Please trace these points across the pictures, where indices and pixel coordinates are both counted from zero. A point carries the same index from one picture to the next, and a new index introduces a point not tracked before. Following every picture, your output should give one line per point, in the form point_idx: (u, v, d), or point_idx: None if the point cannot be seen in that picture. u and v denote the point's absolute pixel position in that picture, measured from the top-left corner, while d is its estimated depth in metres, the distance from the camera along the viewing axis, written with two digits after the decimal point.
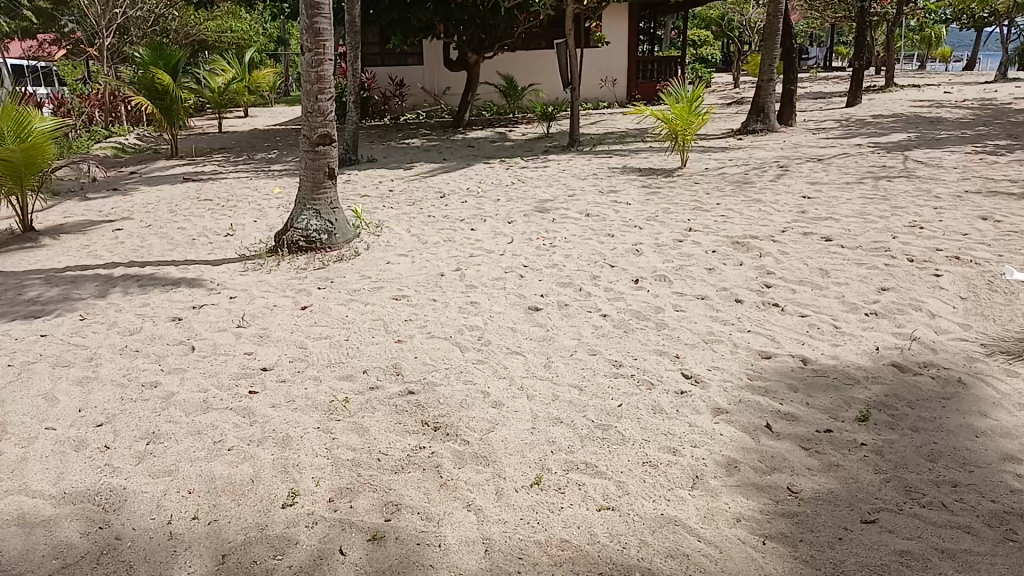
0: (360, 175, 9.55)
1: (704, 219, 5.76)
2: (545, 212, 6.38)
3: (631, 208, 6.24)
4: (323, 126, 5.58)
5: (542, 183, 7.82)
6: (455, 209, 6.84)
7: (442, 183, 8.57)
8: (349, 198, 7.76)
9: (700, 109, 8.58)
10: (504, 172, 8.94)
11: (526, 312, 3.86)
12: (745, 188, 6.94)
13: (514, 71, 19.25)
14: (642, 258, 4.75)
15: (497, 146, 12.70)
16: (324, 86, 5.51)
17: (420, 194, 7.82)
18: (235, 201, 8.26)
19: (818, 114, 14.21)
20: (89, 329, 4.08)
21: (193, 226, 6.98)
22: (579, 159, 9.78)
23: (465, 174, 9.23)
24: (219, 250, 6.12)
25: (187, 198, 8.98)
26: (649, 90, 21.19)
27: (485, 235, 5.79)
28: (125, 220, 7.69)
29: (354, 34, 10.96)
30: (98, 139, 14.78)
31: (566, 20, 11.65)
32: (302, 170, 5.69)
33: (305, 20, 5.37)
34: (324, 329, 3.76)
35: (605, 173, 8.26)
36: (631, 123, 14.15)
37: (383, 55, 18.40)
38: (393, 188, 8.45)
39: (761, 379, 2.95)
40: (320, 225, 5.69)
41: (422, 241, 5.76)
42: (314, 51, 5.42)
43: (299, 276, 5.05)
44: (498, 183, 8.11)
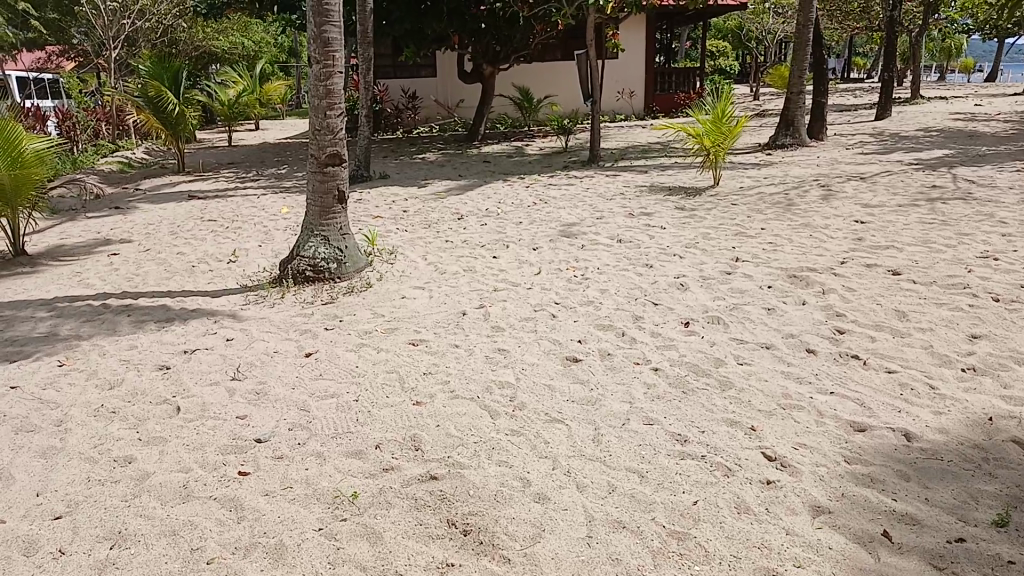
0: (372, 194, 9.09)
1: (750, 247, 5.25)
2: (573, 237, 5.88)
3: (667, 234, 5.74)
4: (333, 145, 5.10)
5: (566, 203, 7.33)
6: (475, 232, 6.35)
7: (459, 203, 8.09)
8: (360, 219, 7.29)
9: (733, 124, 8.08)
10: (524, 191, 8.46)
11: (563, 363, 3.34)
12: (788, 211, 6.42)
13: (530, 83, 18.79)
14: (688, 294, 4.23)
15: (514, 161, 12.22)
16: (334, 101, 5.04)
17: (436, 215, 7.35)
18: (239, 222, 7.81)
19: (848, 128, 13.67)
20: (65, 379, 3.59)
21: (194, 250, 6.52)
22: (602, 176, 9.29)
23: (483, 192, 8.76)
24: (219, 279, 5.65)
25: (191, 217, 8.55)
26: (668, 102, 20.65)
27: (509, 264, 5.29)
28: (122, 242, 7.25)
29: (367, 46, 10.53)
30: (104, 153, 14.42)
31: (588, 31, 11.17)
32: (310, 193, 5.21)
33: (313, 28, 4.89)
34: (330, 384, 3.25)
35: (632, 193, 7.77)
36: (652, 137, 13.64)
37: (395, 67, 17.97)
38: (406, 207, 7.98)
39: (861, 464, 2.44)
40: (328, 253, 5.20)
41: (440, 271, 5.25)
42: (322, 62, 4.94)
43: (304, 311, 4.57)
44: (518, 203, 7.63)
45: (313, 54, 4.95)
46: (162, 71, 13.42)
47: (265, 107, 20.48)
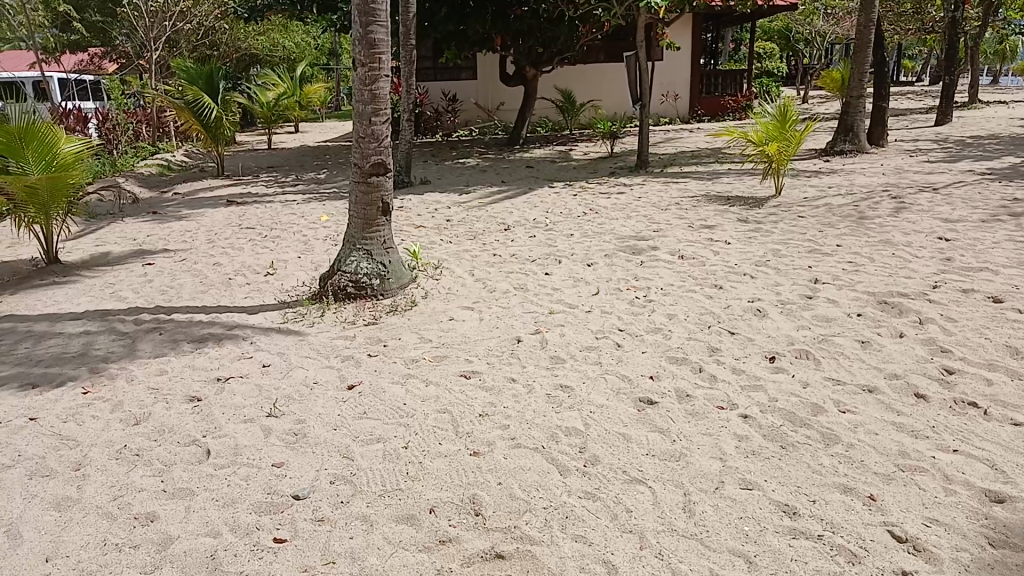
0: (415, 201, 8.79)
1: (828, 266, 4.82)
2: (631, 252, 5.50)
3: (734, 250, 5.33)
4: (377, 153, 4.77)
5: (619, 213, 6.95)
6: (525, 244, 5.99)
7: (505, 211, 7.74)
8: (403, 228, 6.98)
9: (796, 130, 7.63)
10: (573, 199, 8.09)
11: (636, 404, 2.96)
12: (862, 226, 5.97)
13: (572, 85, 18.41)
14: (766, 323, 3.83)
15: (558, 166, 11.85)
16: (380, 107, 4.72)
17: (482, 225, 7.01)
18: (278, 230, 7.56)
19: (908, 133, 13.06)
20: (89, 410, 3.32)
21: (232, 260, 6.27)
22: (653, 183, 8.89)
23: (529, 200, 8.41)
24: (256, 293, 5.37)
25: (229, 224, 8.33)
26: (714, 106, 20.04)
27: (563, 281, 4.92)
28: (158, 251, 7.04)
29: (409, 48, 10.25)
30: (144, 156, 14.38)
31: (637, 32, 10.77)
32: (352, 205, 4.89)
33: (359, 28, 4.57)
34: (375, 423, 2.92)
35: (688, 202, 7.35)
36: (701, 142, 13.17)
37: (436, 69, 17.70)
38: (450, 216, 7.66)
39: (1012, 550, 2.04)
40: (371, 269, 4.87)
41: (489, 288, 4.90)
42: (368, 64, 4.62)
43: (345, 332, 4.25)
44: (568, 212, 7.27)
45: (357, 55, 4.62)
46: (198, 73, 13.36)
47: (305, 109, 20.38)
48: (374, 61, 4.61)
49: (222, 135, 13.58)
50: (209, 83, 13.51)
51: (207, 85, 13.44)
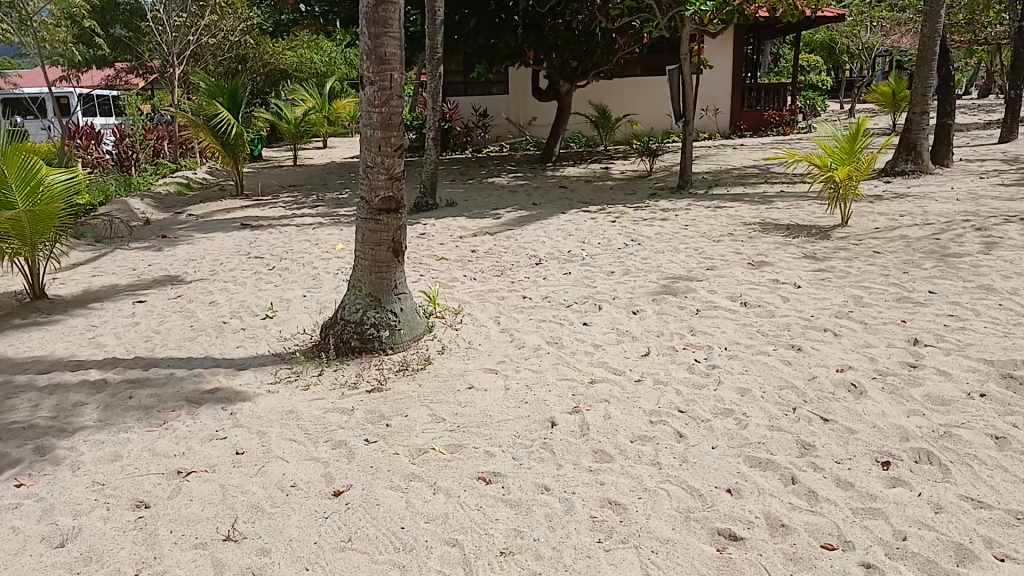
0: (438, 227, 8.09)
1: (926, 323, 4.02)
2: (684, 294, 4.72)
3: (805, 298, 4.53)
4: (388, 187, 4.07)
5: (667, 244, 6.17)
6: (559, 283, 5.23)
7: (535, 239, 7.00)
8: (422, 262, 6.28)
9: (865, 152, 6.83)
10: (611, 225, 7.32)
11: (714, 543, 2.20)
12: (952, 265, 5.15)
13: (608, 100, 17.69)
14: (867, 408, 3.05)
15: (594, 187, 11.09)
16: (392, 132, 4.02)
17: (510, 256, 6.26)
18: (288, 260, 6.90)
19: (973, 152, 12.10)
20: (10, 516, 2.64)
21: (230, 298, 5.60)
22: (700, 207, 8.11)
23: (564, 226, 7.66)
24: (251, 341, 4.69)
25: (237, 251, 7.70)
26: (756, 120, 19.10)
27: (605, 333, 4.15)
28: (155, 284, 6.41)
29: (435, 61, 9.58)
30: (164, 174, 13.94)
31: (681, 43, 9.99)
32: (359, 247, 4.18)
33: (368, 41, 3.88)
34: (362, 561, 2.19)
35: (742, 233, 6.55)
36: (747, 161, 12.34)
37: (467, 84, 17.05)
38: (476, 245, 6.94)
39: None
40: (379, 319, 4.15)
41: (517, 341, 4.15)
42: (378, 83, 3.93)
43: (343, 401, 3.54)
44: (607, 241, 6.49)
45: (366, 73, 3.94)
46: (218, 89, 12.78)
47: (333, 125, 19.90)
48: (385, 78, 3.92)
49: (243, 154, 13.01)
50: (231, 101, 12.92)
51: (228, 101, 12.86)
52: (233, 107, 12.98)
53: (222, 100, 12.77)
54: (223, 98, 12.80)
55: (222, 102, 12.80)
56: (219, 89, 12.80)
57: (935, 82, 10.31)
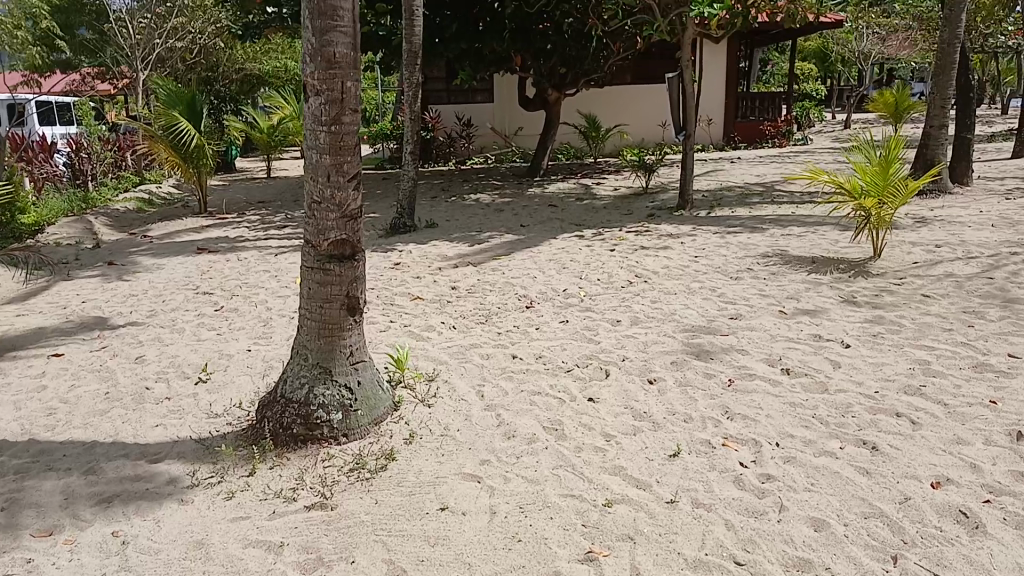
0: (415, 255, 7.22)
1: (1023, 405, 3.17)
2: (708, 355, 3.86)
3: (860, 365, 3.68)
4: (340, 228, 3.18)
5: (676, 282, 5.32)
6: (554, 336, 4.35)
7: (523, 272, 6.12)
8: (394, 303, 5.40)
9: (901, 172, 5.99)
10: (609, 255, 6.46)
11: None
12: (1021, 315, 4.32)
13: (598, 109, 16.87)
14: (993, 560, 2.20)
15: (585, 205, 10.24)
16: (344, 160, 3.12)
17: (496, 296, 5.38)
18: (240, 297, 6.00)
19: (989, 168, 11.33)
20: None
21: (162, 353, 4.70)
22: (706, 233, 7.29)
23: (555, 254, 6.79)
24: (175, 418, 3.78)
25: (185, 283, 6.79)
26: (750, 131, 18.33)
27: (617, 413, 3.27)
28: (83, 327, 5.52)
29: (413, 68, 8.69)
30: (124, 189, 13.06)
31: (682, 49, 9.17)
32: (303, 305, 3.28)
33: (313, 40, 2.98)
34: None
35: (761, 268, 5.70)
36: (748, 177, 11.53)
37: (450, 91, 16.13)
38: (455, 279, 6.07)
39: None
40: (330, 397, 3.25)
41: (504, 425, 3.25)
42: (327, 95, 3.03)
43: (274, 526, 2.64)
44: (607, 277, 5.63)
45: (310, 82, 3.04)
46: (175, 97, 11.66)
47: None
48: (336, 88, 3.03)
49: (205, 168, 12.01)
50: (190, 109, 11.79)
51: (188, 111, 11.75)
52: (192, 116, 11.85)
53: (179, 109, 11.64)
54: (180, 107, 11.67)
55: (179, 112, 11.67)
56: (176, 96, 11.64)
57: (954, 94, 9.52)
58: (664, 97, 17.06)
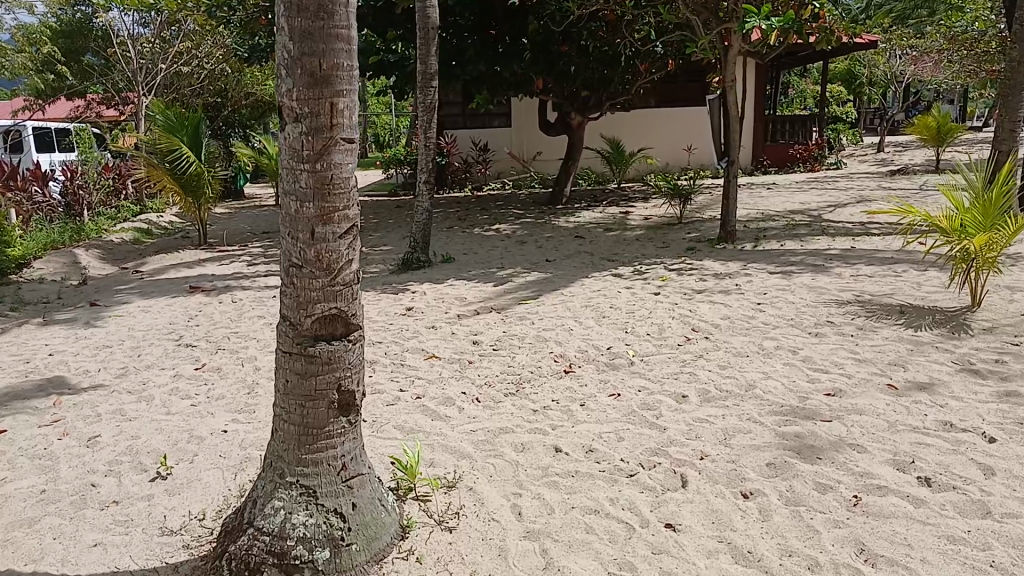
0: (429, 298, 6.34)
1: None
2: (814, 455, 3.01)
3: (1021, 473, 2.79)
4: (328, 301, 2.30)
5: (745, 341, 4.41)
6: (605, 416, 3.45)
7: (557, 321, 5.23)
8: (405, 363, 4.54)
9: (1007, 211, 5.08)
10: (655, 301, 5.56)
11: None
12: None
13: (622, 133, 16.10)
14: None
15: (615, 237, 9.36)
16: (333, 206, 2.25)
17: (526, 355, 4.49)
18: (224, 354, 5.13)
19: None
20: None
21: (120, 432, 3.84)
22: (761, 273, 6.41)
23: (590, 298, 5.90)
24: (120, 533, 2.91)
25: (166, 332, 5.94)
26: (781, 154, 17.45)
27: (710, 550, 2.40)
28: (38, 389, 4.68)
29: (427, 90, 7.86)
30: (121, 219, 12.35)
31: (726, 67, 8.31)
32: (279, 402, 2.40)
33: (290, 45, 2.13)
34: None
35: (842, 322, 4.79)
36: (790, 206, 10.64)
37: (465, 116, 15.50)
38: (477, 330, 5.18)
39: None
40: (314, 529, 2.35)
41: (552, 567, 2.36)
42: (310, 119, 2.17)
43: None
44: (657, 330, 4.74)
45: (287, 103, 2.18)
46: (178, 121, 10.89)
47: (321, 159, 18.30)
48: (322, 109, 2.17)
49: (206, 198, 11.19)
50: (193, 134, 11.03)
51: (191, 136, 11.02)
52: (195, 142, 11.09)
53: (182, 134, 10.90)
54: (183, 131, 10.93)
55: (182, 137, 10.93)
56: (180, 121, 10.93)
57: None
58: (690, 120, 16.23)
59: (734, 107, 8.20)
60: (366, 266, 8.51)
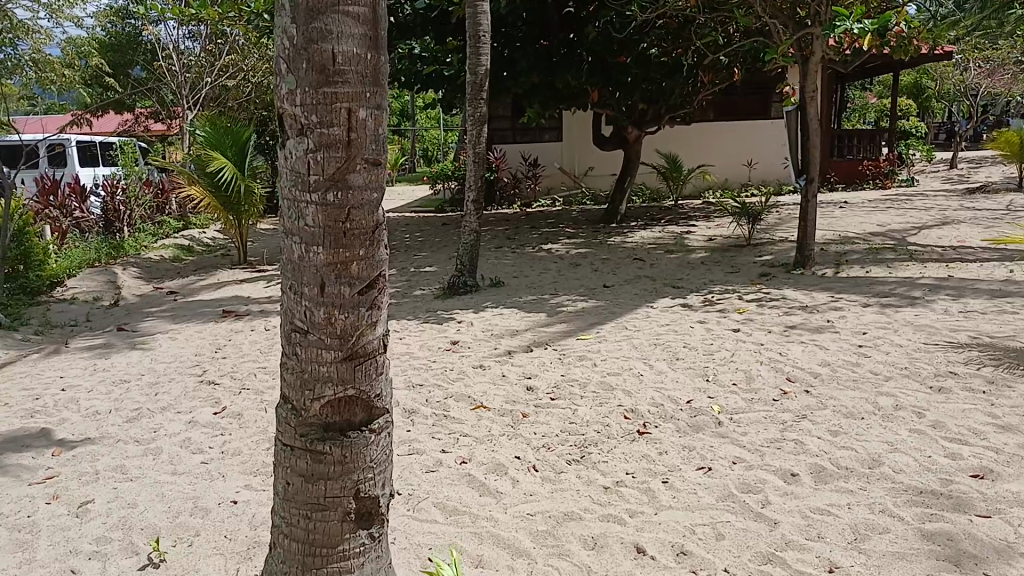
0: (477, 329, 5.72)
1: None
2: (979, 569, 2.32)
3: None
4: (343, 381, 1.68)
5: (855, 399, 3.70)
6: (696, 501, 2.79)
7: (622, 362, 4.57)
8: (449, 414, 3.91)
9: None
10: (734, 339, 4.86)
11: None
12: None
13: (679, 149, 15.40)
14: None
15: (678, 260, 8.65)
16: (350, 250, 1.64)
17: (591, 407, 3.84)
18: (247, 396, 4.57)
19: None
20: None
21: (115, 499, 3.28)
22: (852, 308, 5.65)
23: (658, 332, 5.22)
24: None
25: (187, 366, 5.42)
26: (847, 171, 16.52)
27: None
28: (39, 435, 4.17)
29: (477, 103, 7.26)
30: (162, 236, 12.04)
31: (805, 79, 7.57)
32: (279, 513, 1.80)
33: (292, 29, 1.56)
34: None
35: (967, 373, 4.03)
36: (868, 228, 9.79)
37: (516, 130, 14.95)
38: (531, 371, 4.54)
39: None
40: None
41: None
42: (321, 132, 1.57)
43: None
44: (745, 380, 4.05)
45: (288, 109, 1.59)
46: (225, 133, 10.48)
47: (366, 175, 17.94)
48: (336, 115, 1.57)
49: (248, 216, 10.73)
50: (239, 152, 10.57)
51: (238, 150, 10.57)
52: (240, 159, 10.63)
53: (227, 151, 10.45)
54: (228, 148, 10.47)
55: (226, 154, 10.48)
56: (225, 137, 10.47)
57: None
58: (752, 133, 15.42)
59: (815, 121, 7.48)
60: (410, 290, 7.94)
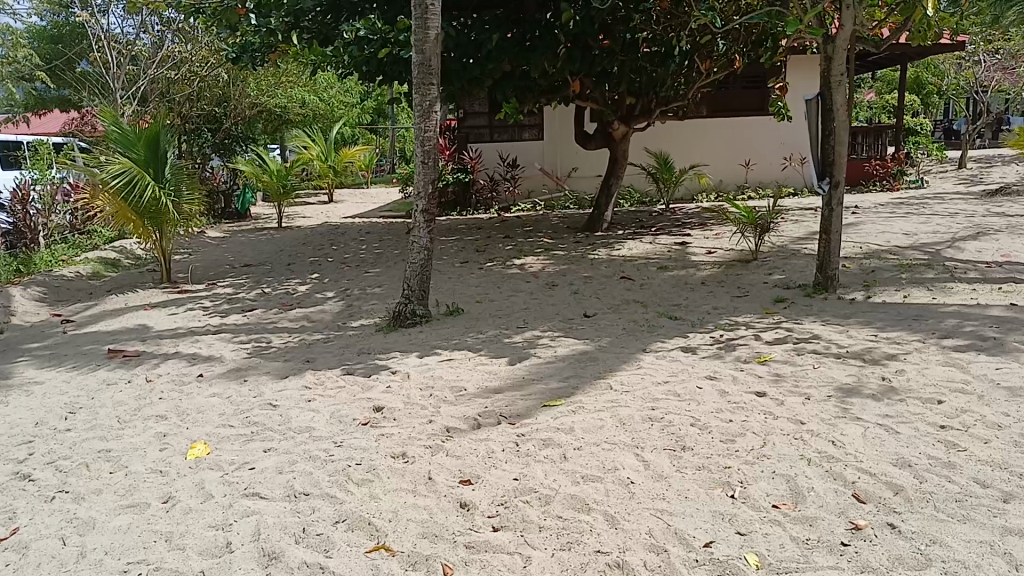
0: (413, 386, 4.29)
1: None
2: None
3: None
4: None
5: (972, 547, 2.31)
6: None
7: (603, 451, 3.15)
8: (333, 562, 2.49)
9: None
10: (762, 413, 3.46)
11: None
12: None
13: (671, 148, 14.11)
14: None
15: (674, 278, 7.27)
16: None
17: (552, 554, 2.42)
18: (57, 512, 3.14)
19: None
20: None
21: None
22: (911, 359, 4.25)
23: (656, 395, 3.80)
24: None
25: (13, 445, 3.99)
26: (854, 171, 15.24)
27: None
28: None
29: (426, 88, 5.81)
30: (85, 247, 10.60)
31: (833, 60, 6.09)
32: None
33: None
34: None
35: None
36: (894, 240, 8.42)
37: (492, 128, 13.54)
38: (474, 467, 3.11)
39: None
40: None
41: None
42: None
43: None
44: (792, 500, 2.64)
45: None
46: (135, 136, 8.82)
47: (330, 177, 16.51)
48: None
49: (171, 227, 9.15)
50: (150, 153, 8.92)
51: (153, 159, 8.97)
52: (154, 161, 8.98)
53: (134, 150, 8.79)
54: (137, 146, 8.81)
55: (135, 154, 8.83)
56: (132, 134, 8.81)
57: None
58: (751, 130, 14.07)
59: (839, 108, 6.14)
60: (349, 319, 6.52)
